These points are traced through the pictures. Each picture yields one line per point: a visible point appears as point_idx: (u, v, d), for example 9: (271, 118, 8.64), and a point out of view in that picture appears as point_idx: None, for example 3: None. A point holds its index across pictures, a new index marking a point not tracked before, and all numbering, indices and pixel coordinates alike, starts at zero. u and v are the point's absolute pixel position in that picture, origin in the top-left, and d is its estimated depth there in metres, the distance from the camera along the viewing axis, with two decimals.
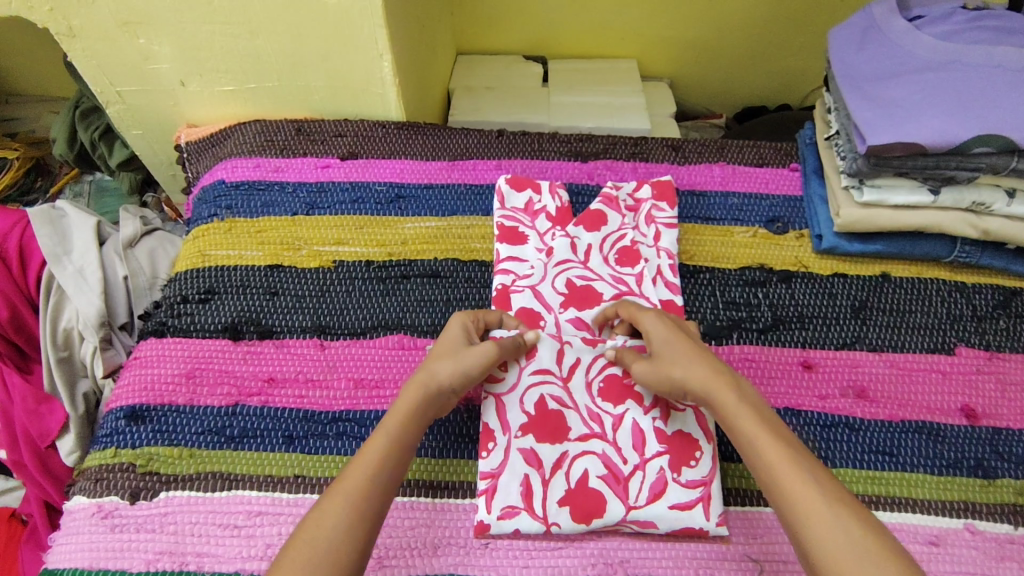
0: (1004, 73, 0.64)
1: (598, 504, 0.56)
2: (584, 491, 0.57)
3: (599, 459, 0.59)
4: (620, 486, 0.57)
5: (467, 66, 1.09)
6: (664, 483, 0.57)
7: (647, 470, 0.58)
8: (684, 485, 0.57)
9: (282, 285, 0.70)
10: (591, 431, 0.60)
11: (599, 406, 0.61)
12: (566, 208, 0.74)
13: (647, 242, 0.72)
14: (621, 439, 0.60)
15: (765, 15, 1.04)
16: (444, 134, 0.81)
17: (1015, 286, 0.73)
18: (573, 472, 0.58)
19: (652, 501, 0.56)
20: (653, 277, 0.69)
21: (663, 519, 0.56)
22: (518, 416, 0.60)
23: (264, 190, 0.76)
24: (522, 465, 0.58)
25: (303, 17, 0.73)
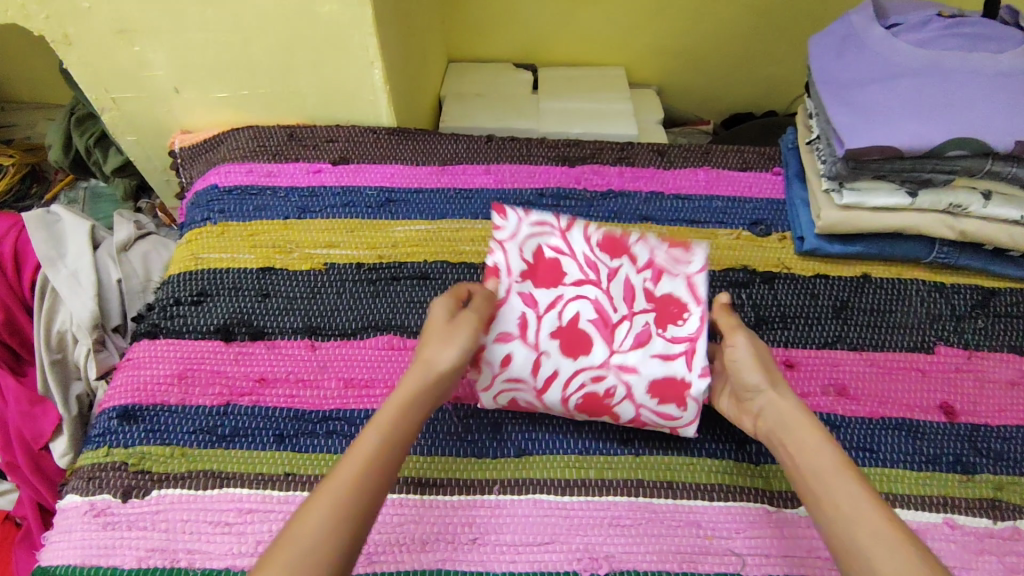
0: (978, 77, 0.66)
1: (585, 342, 0.62)
2: (596, 270, 0.64)
3: (591, 304, 0.63)
4: (607, 330, 0.62)
5: (458, 73, 1.11)
6: (668, 318, 0.62)
7: (634, 320, 0.62)
8: (678, 266, 0.63)
9: (274, 287, 0.71)
10: (587, 278, 0.64)
11: (597, 255, 0.64)
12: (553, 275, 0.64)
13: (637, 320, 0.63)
14: (613, 289, 0.63)
15: (750, 23, 1.06)
16: (434, 140, 0.83)
17: (993, 286, 0.74)
18: (569, 312, 0.63)
19: (658, 285, 0.63)
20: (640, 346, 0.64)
21: (658, 258, 0.64)
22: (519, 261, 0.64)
23: (256, 195, 0.77)
24: (518, 298, 0.63)
25: (296, 25, 0.75)
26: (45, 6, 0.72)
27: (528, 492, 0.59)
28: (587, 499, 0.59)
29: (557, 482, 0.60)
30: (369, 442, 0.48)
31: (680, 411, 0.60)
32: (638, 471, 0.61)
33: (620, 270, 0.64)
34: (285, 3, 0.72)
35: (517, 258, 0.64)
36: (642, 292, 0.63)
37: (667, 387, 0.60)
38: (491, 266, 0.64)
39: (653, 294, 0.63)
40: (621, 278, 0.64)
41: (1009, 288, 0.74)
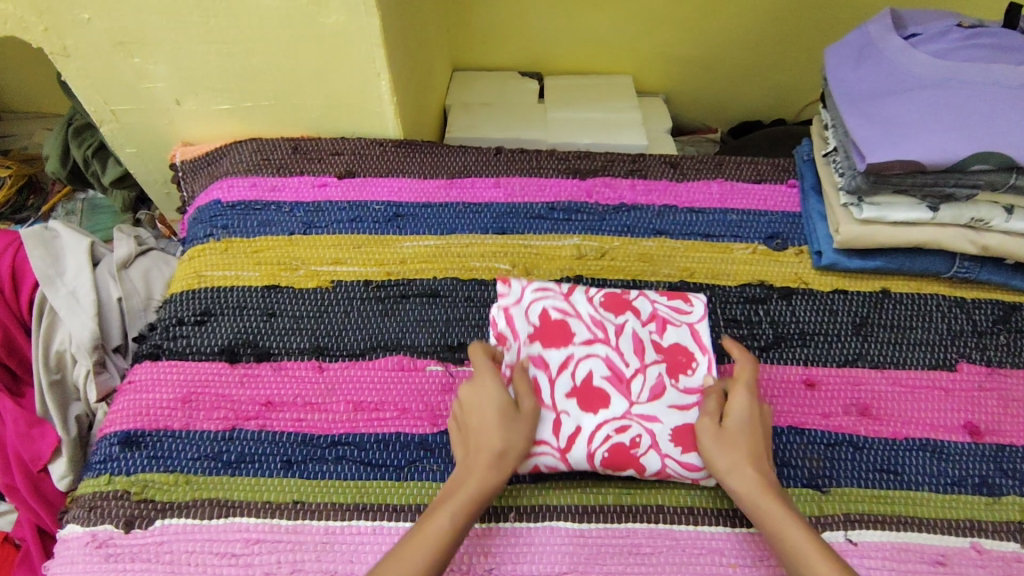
0: (1000, 89, 0.65)
1: (602, 398, 0.60)
2: (603, 327, 0.64)
3: (603, 360, 0.62)
4: (623, 385, 0.61)
5: (463, 82, 1.09)
6: (679, 368, 0.63)
7: (648, 372, 0.62)
8: (683, 316, 0.65)
9: (280, 306, 0.69)
10: (595, 336, 0.63)
11: (602, 314, 0.65)
12: (561, 326, 0.64)
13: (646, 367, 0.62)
14: (623, 343, 0.63)
15: (760, 30, 1.05)
16: (442, 152, 0.81)
17: (1014, 301, 0.73)
18: (583, 370, 0.61)
19: (666, 335, 0.64)
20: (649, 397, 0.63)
21: (660, 309, 0.66)
22: (527, 326, 0.64)
23: (261, 210, 0.76)
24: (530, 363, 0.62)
25: (302, 36, 0.73)
26: (43, 17, 0.71)
27: (545, 520, 0.57)
28: (606, 528, 0.57)
29: (575, 509, 0.58)
30: (436, 529, 0.50)
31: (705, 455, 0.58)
32: (658, 497, 0.59)
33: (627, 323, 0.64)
34: (290, 13, 0.70)
35: (524, 323, 0.64)
36: (654, 343, 0.64)
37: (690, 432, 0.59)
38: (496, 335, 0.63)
39: (664, 345, 0.64)
40: (630, 330, 0.64)
41: None
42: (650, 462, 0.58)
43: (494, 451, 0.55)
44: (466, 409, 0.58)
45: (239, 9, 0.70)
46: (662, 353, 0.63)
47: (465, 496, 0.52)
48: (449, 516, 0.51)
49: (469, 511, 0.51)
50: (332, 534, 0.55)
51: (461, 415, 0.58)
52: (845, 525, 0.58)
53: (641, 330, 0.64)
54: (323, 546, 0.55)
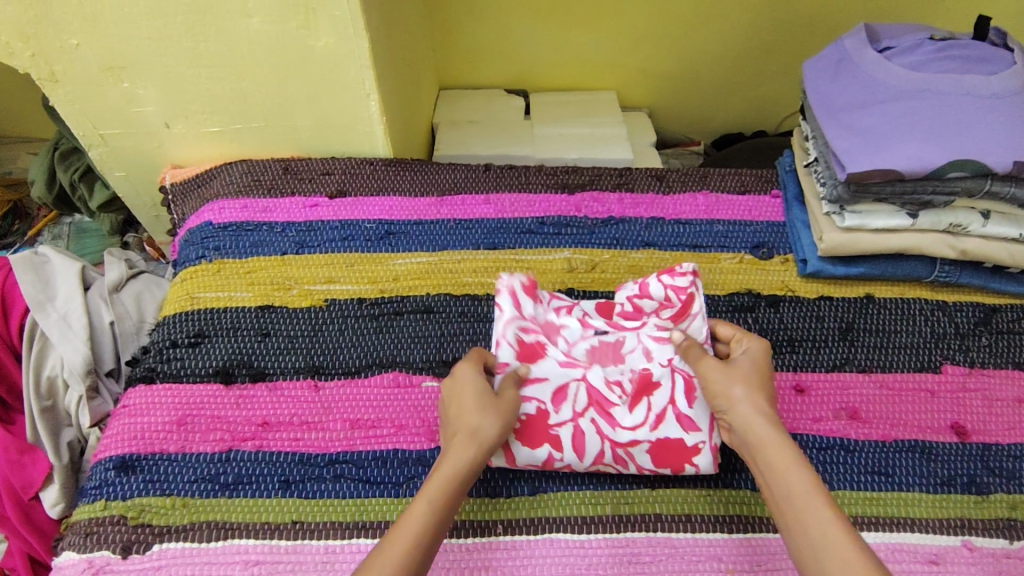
0: (972, 99, 0.67)
1: (536, 355, 0.64)
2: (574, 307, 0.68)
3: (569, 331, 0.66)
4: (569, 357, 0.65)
5: (450, 100, 1.10)
6: (542, 348, 0.65)
7: (585, 342, 0.66)
8: (678, 278, 0.65)
9: (274, 325, 0.69)
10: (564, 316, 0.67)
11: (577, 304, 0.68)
12: (532, 284, 0.66)
13: (590, 350, 0.66)
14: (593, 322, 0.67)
15: (739, 46, 1.08)
16: (432, 170, 0.83)
17: (994, 303, 0.75)
18: (533, 334, 0.65)
19: (564, 313, 0.67)
20: (609, 382, 0.63)
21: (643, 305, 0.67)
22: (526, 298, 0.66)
23: (252, 231, 0.76)
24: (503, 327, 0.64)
25: (291, 59, 0.74)
26: (31, 44, 0.71)
27: (544, 532, 0.58)
28: (605, 537, 0.58)
29: (573, 520, 0.58)
30: (425, 502, 0.48)
31: (689, 406, 0.61)
32: (655, 505, 0.60)
33: (499, 322, 0.64)
34: (281, 36, 0.71)
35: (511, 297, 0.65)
36: (552, 323, 0.67)
37: (637, 388, 0.63)
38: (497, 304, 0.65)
39: (562, 324, 0.66)
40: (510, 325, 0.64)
41: (1008, 305, 0.75)
42: (520, 450, 0.59)
43: (467, 432, 0.53)
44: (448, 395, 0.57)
45: (229, 33, 0.71)
46: (557, 332, 0.66)
47: (448, 472, 0.51)
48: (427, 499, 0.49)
49: (452, 489, 0.50)
50: (332, 554, 0.55)
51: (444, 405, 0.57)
52: None
53: (520, 323, 0.64)
54: (323, 565, 0.54)
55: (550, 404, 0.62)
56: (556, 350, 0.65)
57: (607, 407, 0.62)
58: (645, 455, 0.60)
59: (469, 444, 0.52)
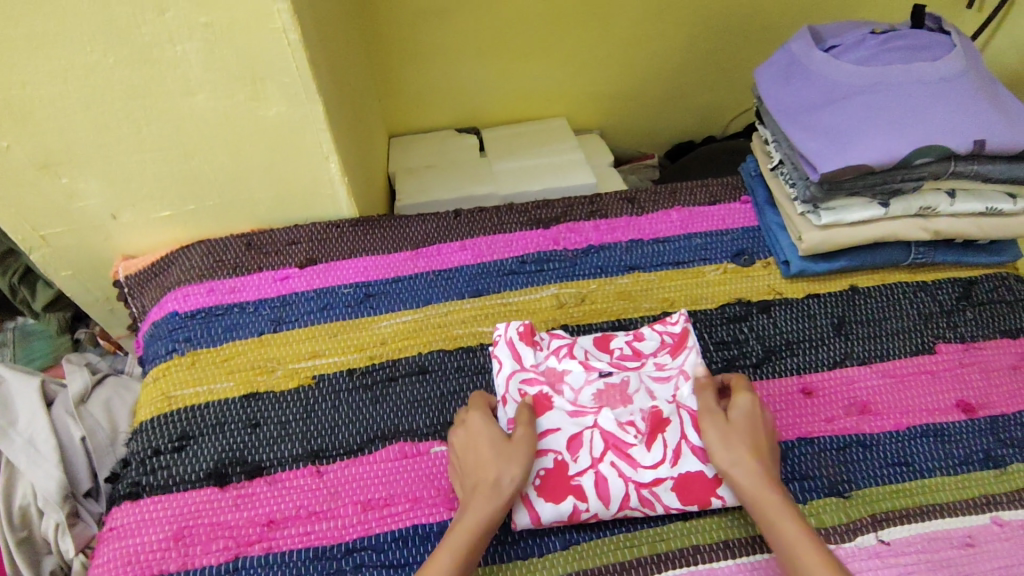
0: (921, 88, 0.70)
1: (543, 404, 0.61)
2: (575, 348, 0.65)
3: (575, 374, 0.63)
4: (577, 403, 0.61)
5: (404, 147, 1.08)
6: (548, 398, 0.62)
7: (592, 384, 0.62)
8: (670, 325, 0.67)
9: (262, 414, 0.65)
10: (566, 359, 0.64)
11: (579, 346, 0.66)
12: (529, 328, 0.66)
13: (598, 391, 0.62)
14: (595, 362, 0.64)
15: (679, 59, 1.10)
16: (401, 224, 0.80)
17: (968, 277, 0.77)
18: (535, 386, 0.63)
19: (565, 357, 0.64)
20: (624, 424, 0.60)
21: (643, 347, 0.66)
22: (525, 348, 0.65)
23: (223, 314, 0.72)
24: (502, 379, 0.63)
25: (242, 131, 0.71)
26: None
27: None
28: None
29: (611, 568, 0.56)
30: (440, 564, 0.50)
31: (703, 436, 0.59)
32: (691, 538, 0.58)
33: (500, 376, 0.64)
34: (230, 111, 0.68)
35: (505, 350, 0.65)
36: (553, 370, 0.64)
37: (650, 426, 0.60)
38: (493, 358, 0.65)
39: (565, 368, 0.63)
40: (511, 378, 0.63)
41: (982, 276, 0.77)
42: (543, 508, 0.57)
43: (484, 483, 0.54)
44: (458, 446, 0.59)
45: (173, 113, 0.68)
46: (561, 378, 0.63)
47: (460, 534, 0.52)
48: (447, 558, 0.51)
49: (468, 549, 0.51)
50: None
51: (458, 456, 0.58)
52: (874, 527, 0.58)
53: (520, 374, 0.64)
54: None
55: (566, 453, 0.59)
56: (562, 399, 0.61)
57: (624, 448, 0.59)
58: (671, 494, 0.58)
59: (490, 495, 0.53)
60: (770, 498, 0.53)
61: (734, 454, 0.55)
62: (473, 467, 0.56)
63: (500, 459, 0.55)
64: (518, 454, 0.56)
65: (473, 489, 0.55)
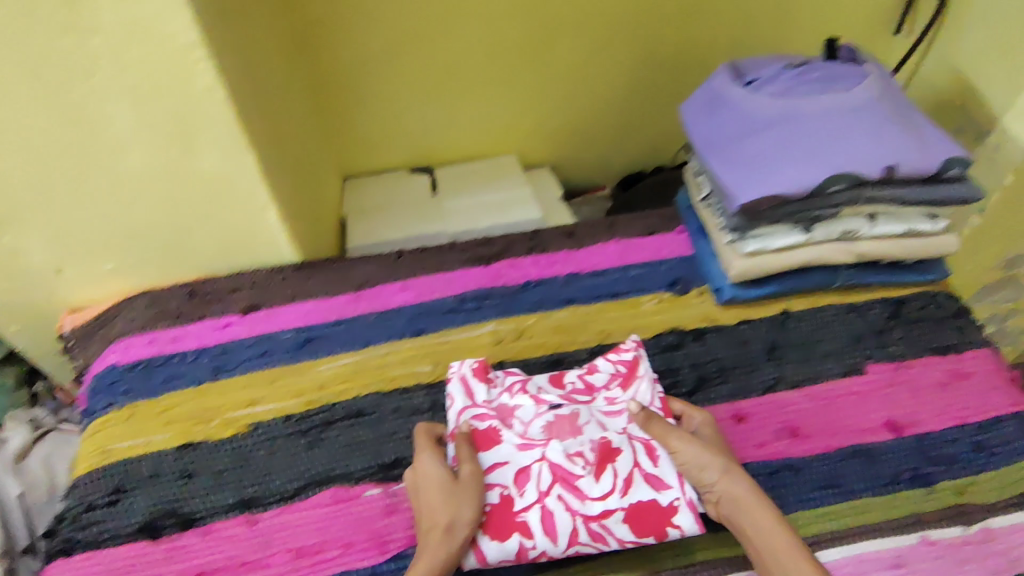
0: (834, 117, 0.72)
1: (492, 439, 0.61)
2: (528, 383, 0.67)
3: (526, 406, 0.64)
4: (526, 435, 0.61)
5: (357, 188, 1.10)
6: (497, 432, 0.62)
7: (543, 416, 0.63)
8: (624, 353, 0.70)
9: (198, 464, 0.65)
10: (518, 393, 0.65)
11: (532, 381, 0.67)
12: (483, 364, 0.68)
13: (548, 423, 0.62)
14: (548, 396, 0.65)
15: (622, 93, 1.13)
16: (343, 267, 0.81)
17: (898, 296, 0.79)
18: (485, 420, 0.63)
19: (517, 393, 0.65)
20: (574, 454, 0.59)
21: (597, 381, 0.68)
22: (479, 385, 0.67)
23: (163, 365, 0.73)
24: (456, 416, 0.65)
25: (178, 185, 0.72)
26: None
27: None
28: None
29: None
30: None
31: (654, 465, 0.60)
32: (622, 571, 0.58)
33: (453, 412, 0.65)
34: (164, 167, 0.70)
35: (458, 388, 0.66)
36: (506, 407, 0.64)
37: (600, 456, 0.59)
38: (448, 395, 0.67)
39: (516, 404, 0.64)
40: (463, 413, 0.65)
41: (911, 295, 0.79)
42: (489, 546, 0.56)
43: (438, 527, 0.54)
44: (412, 487, 0.59)
45: (108, 171, 0.69)
46: (512, 412, 0.63)
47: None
48: None
49: None
50: None
51: (414, 495, 0.59)
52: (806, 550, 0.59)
53: (473, 410, 0.65)
54: None
55: (513, 487, 0.58)
56: (510, 433, 0.61)
57: (572, 480, 0.58)
58: (622, 526, 0.57)
59: (445, 538, 0.54)
60: (759, 510, 0.55)
61: (724, 468, 0.57)
62: (427, 509, 0.56)
63: (451, 501, 0.55)
64: (468, 495, 0.56)
65: (427, 532, 0.55)
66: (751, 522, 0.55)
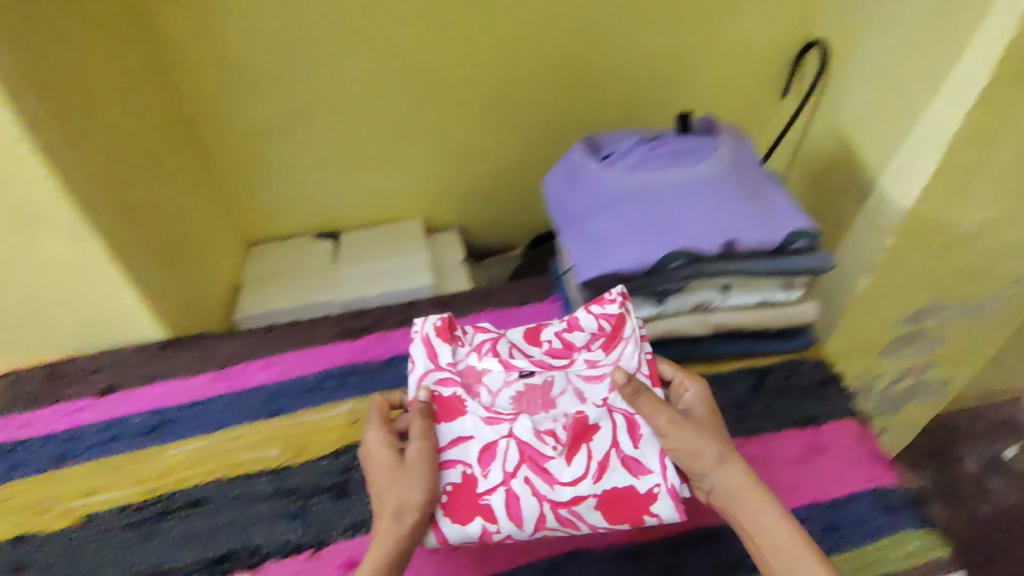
0: (678, 193, 0.73)
1: (456, 410, 0.65)
2: (495, 348, 0.69)
3: (495, 373, 0.67)
4: (492, 409, 0.65)
5: (260, 257, 1.09)
6: (463, 401, 0.65)
7: (512, 386, 0.66)
8: (607, 306, 0.69)
9: (25, 559, 0.64)
10: (489, 357, 0.68)
11: (498, 344, 0.70)
12: (449, 322, 0.70)
13: (523, 390, 0.66)
14: (517, 361, 0.68)
15: (524, 157, 1.13)
16: (208, 344, 0.80)
17: (763, 365, 0.78)
18: (451, 388, 0.66)
19: (485, 357, 0.68)
20: (543, 433, 0.63)
21: (574, 338, 0.71)
22: (443, 347, 0.68)
23: (8, 453, 0.71)
24: (415, 388, 0.66)
25: (26, 270, 0.72)
26: None
27: None
28: None
29: None
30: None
31: (634, 447, 0.63)
32: None
33: (414, 375, 0.67)
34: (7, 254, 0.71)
35: (422, 349, 0.68)
36: (473, 370, 0.67)
37: (573, 436, 0.63)
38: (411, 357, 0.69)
39: (483, 369, 0.67)
40: (425, 377, 0.67)
41: (776, 363, 0.79)
42: (448, 528, 0.61)
43: (389, 510, 0.59)
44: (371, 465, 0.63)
45: None
46: (479, 378, 0.67)
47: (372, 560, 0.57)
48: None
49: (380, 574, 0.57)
50: None
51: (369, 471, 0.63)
52: None
53: (436, 373, 0.67)
54: None
55: (477, 467, 0.62)
56: (480, 403, 0.65)
57: (541, 462, 0.62)
58: (594, 512, 0.61)
59: (394, 521, 0.58)
60: (753, 497, 0.60)
61: (725, 459, 0.62)
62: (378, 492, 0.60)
63: (398, 485, 0.59)
64: (414, 478, 0.60)
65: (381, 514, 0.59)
66: (747, 510, 0.60)
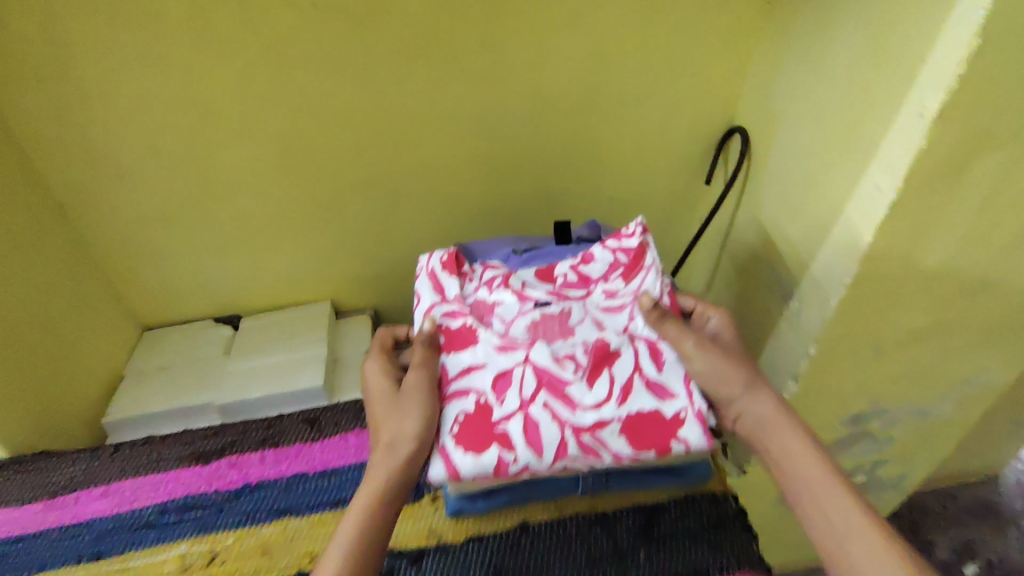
0: None
1: (466, 339, 0.65)
2: (514, 282, 0.70)
3: (507, 301, 0.68)
4: (506, 334, 0.64)
5: (151, 344, 1.03)
6: (473, 332, 0.65)
7: (527, 314, 0.66)
8: (625, 240, 0.73)
9: None
10: (499, 289, 0.69)
11: (512, 279, 0.71)
12: (455, 257, 0.74)
13: (532, 320, 0.66)
14: (532, 291, 0.69)
15: (435, 240, 1.06)
16: (47, 470, 0.76)
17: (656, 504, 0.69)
18: (459, 321, 0.67)
19: (496, 290, 0.69)
20: (563, 356, 0.61)
21: (582, 273, 0.72)
22: (452, 282, 0.72)
23: None
24: (428, 321, 0.67)
25: None
26: None
27: None
28: None
29: None
30: (354, 517, 0.55)
31: (658, 371, 0.61)
32: None
33: (424, 307, 0.70)
34: None
35: (432, 288, 0.71)
36: (484, 303, 0.69)
37: (593, 361, 0.61)
38: (422, 294, 0.72)
39: (494, 301, 0.68)
40: (435, 308, 0.69)
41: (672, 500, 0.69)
42: (461, 460, 0.57)
43: (392, 434, 0.59)
44: (375, 397, 0.64)
45: None
46: (490, 310, 0.68)
47: (372, 485, 0.57)
48: (361, 513, 0.55)
49: (378, 500, 0.56)
50: None
51: (375, 398, 0.64)
52: None
53: (443, 306, 0.69)
54: None
55: (491, 394, 0.60)
56: (491, 331, 0.65)
57: (562, 387, 0.59)
58: (618, 439, 0.58)
59: (394, 447, 0.58)
60: (785, 427, 0.59)
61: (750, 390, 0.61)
62: (382, 416, 0.61)
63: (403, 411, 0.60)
64: (418, 403, 0.60)
65: (382, 440, 0.59)
66: (775, 440, 0.58)
